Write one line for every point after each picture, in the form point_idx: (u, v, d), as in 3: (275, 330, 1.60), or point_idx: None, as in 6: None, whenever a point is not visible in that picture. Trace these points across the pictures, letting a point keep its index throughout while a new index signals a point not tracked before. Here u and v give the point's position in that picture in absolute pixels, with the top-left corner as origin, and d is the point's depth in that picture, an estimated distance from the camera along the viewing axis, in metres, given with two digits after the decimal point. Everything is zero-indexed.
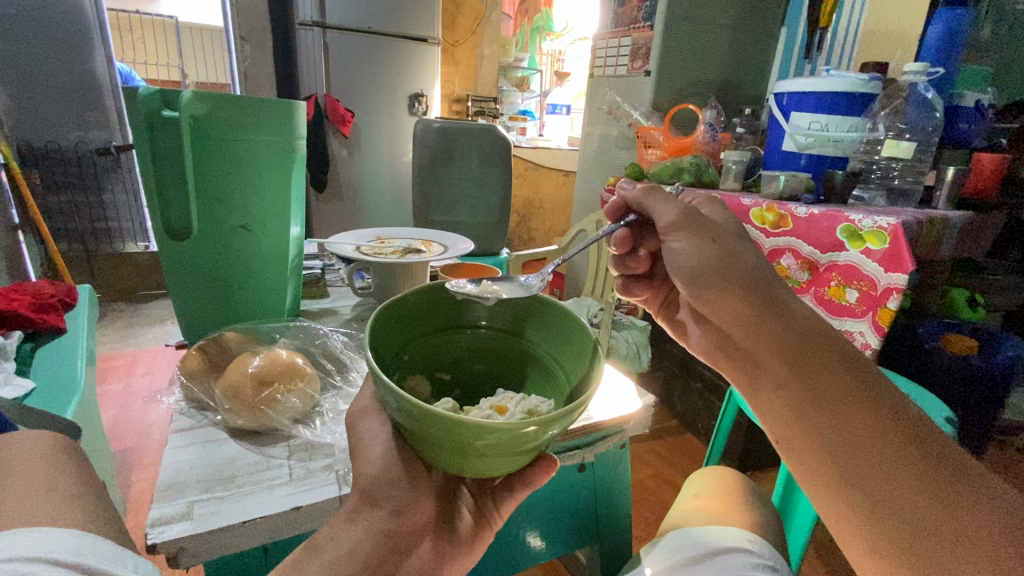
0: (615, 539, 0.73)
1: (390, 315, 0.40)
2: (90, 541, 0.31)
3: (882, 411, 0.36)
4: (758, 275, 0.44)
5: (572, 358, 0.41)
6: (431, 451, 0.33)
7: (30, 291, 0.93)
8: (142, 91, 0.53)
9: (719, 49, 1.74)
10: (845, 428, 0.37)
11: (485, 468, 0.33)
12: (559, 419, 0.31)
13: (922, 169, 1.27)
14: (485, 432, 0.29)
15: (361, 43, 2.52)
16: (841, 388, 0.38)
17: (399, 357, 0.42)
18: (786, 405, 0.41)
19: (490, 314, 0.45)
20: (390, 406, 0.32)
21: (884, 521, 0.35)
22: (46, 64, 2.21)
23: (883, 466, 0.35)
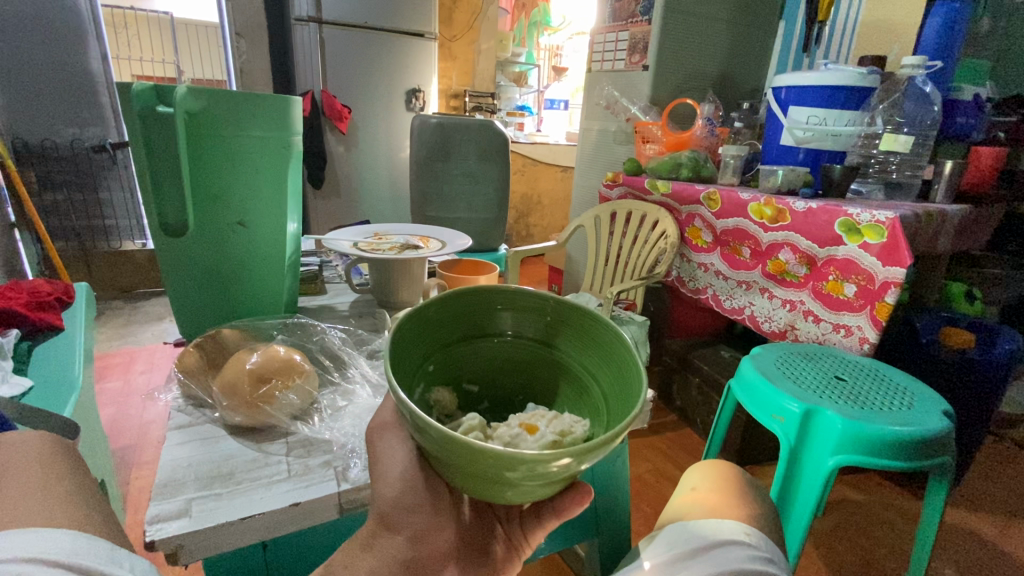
0: (614, 533, 0.74)
1: (413, 324, 0.38)
2: (86, 541, 0.31)
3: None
4: None
5: (609, 375, 0.38)
6: (459, 478, 0.31)
7: (26, 290, 0.92)
8: (137, 86, 0.53)
9: (717, 43, 1.73)
10: None
11: (519, 494, 0.31)
12: (597, 448, 0.28)
13: (920, 164, 1.29)
14: (518, 459, 0.27)
15: (357, 38, 2.51)
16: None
17: (424, 367, 0.40)
18: None
19: (518, 323, 0.43)
20: (410, 427, 0.31)
21: None
22: (42, 62, 2.20)
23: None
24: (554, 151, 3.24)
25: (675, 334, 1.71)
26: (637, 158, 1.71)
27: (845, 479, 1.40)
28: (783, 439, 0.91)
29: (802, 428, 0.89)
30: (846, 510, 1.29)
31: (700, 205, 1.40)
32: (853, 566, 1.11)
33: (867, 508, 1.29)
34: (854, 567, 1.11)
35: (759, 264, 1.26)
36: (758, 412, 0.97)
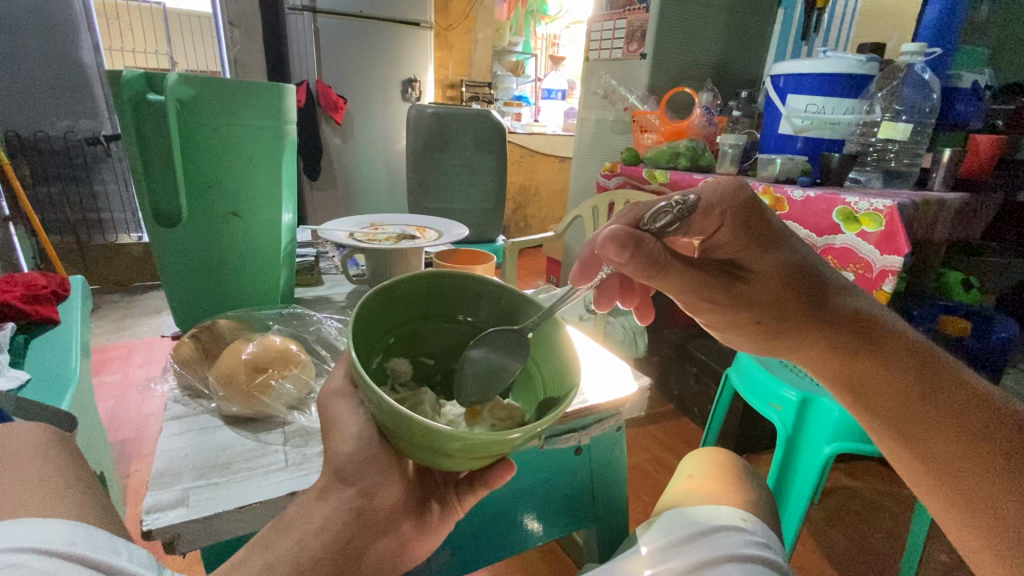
0: (611, 521, 0.74)
1: (376, 301, 0.40)
2: (84, 531, 0.32)
3: (937, 382, 0.45)
4: (807, 284, 0.52)
5: (552, 374, 0.40)
6: (405, 447, 0.34)
7: (21, 283, 0.92)
8: (126, 74, 0.52)
9: (715, 31, 1.72)
10: (911, 410, 0.45)
11: (456, 464, 0.34)
12: (525, 435, 0.31)
13: (919, 151, 1.28)
14: (452, 438, 0.30)
15: (351, 28, 2.48)
16: (891, 374, 0.47)
17: (383, 339, 0.42)
18: (866, 393, 0.48)
19: (479, 312, 0.44)
20: (369, 399, 0.33)
21: (958, 477, 0.42)
22: (33, 54, 2.18)
23: (953, 435, 0.43)
24: (552, 141, 3.22)
25: (673, 324, 1.71)
26: (636, 147, 1.69)
27: (842, 466, 1.41)
28: (780, 426, 0.92)
29: (800, 416, 0.89)
30: (841, 497, 1.30)
31: None
32: (849, 552, 1.13)
33: (863, 495, 1.30)
34: (850, 553, 1.13)
35: None
36: (754, 399, 0.98)
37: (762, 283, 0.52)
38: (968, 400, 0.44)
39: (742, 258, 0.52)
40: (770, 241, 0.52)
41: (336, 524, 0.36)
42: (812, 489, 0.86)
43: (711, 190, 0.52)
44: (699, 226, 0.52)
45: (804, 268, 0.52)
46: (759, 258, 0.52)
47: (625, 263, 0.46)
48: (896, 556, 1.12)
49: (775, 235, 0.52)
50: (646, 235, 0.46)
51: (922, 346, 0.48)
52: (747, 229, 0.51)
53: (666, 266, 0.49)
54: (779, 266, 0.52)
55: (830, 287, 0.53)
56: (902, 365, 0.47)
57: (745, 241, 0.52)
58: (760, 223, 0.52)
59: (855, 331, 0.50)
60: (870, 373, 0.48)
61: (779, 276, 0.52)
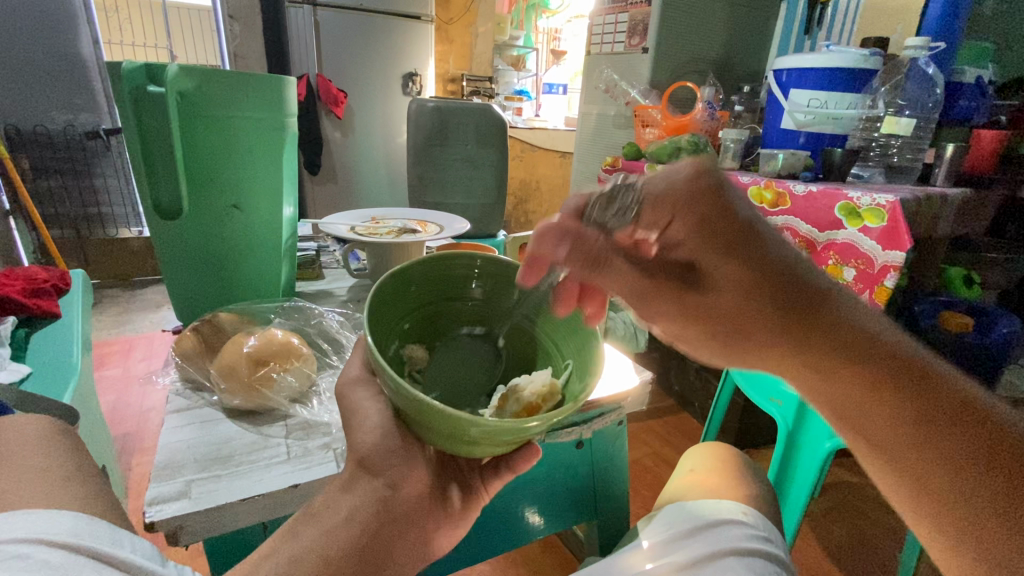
0: (613, 514, 0.74)
1: (389, 286, 0.39)
2: (88, 523, 0.32)
3: (944, 415, 0.34)
4: (754, 270, 0.38)
5: (572, 354, 0.41)
6: (426, 434, 0.34)
7: (22, 276, 0.91)
8: (126, 66, 0.52)
9: (718, 25, 1.71)
10: (893, 431, 0.35)
11: (481, 451, 0.34)
12: (550, 418, 0.31)
13: (921, 146, 1.27)
14: (478, 425, 0.30)
15: (352, 21, 2.47)
16: (882, 405, 0.35)
17: (400, 325, 0.42)
18: (840, 406, 0.37)
19: (495, 297, 0.45)
20: (387, 389, 0.33)
21: (952, 510, 0.34)
22: (33, 47, 2.17)
23: (954, 481, 0.33)
24: (553, 135, 3.21)
25: None
26: (637, 142, 1.68)
27: (842, 461, 1.41)
28: (781, 422, 0.92)
29: (800, 411, 0.90)
30: (842, 491, 1.30)
31: None
32: (849, 547, 1.13)
33: (863, 490, 1.31)
34: (850, 548, 1.13)
35: None
36: (755, 394, 0.98)
37: (716, 298, 0.40)
38: (980, 434, 0.33)
39: (696, 264, 0.40)
40: (737, 239, 0.38)
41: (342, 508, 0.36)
42: (813, 483, 0.86)
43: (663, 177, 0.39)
44: (651, 218, 0.40)
45: (772, 268, 0.38)
46: (723, 268, 0.39)
47: (564, 257, 0.41)
48: (895, 551, 1.12)
49: (735, 226, 0.38)
50: (588, 229, 0.41)
51: (920, 356, 0.36)
52: (706, 226, 0.38)
53: (611, 264, 0.42)
54: (742, 278, 0.38)
55: (805, 289, 0.38)
56: (895, 386, 0.35)
57: (701, 240, 0.38)
58: (719, 217, 0.38)
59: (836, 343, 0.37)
60: (852, 398, 0.36)
61: (744, 285, 0.38)
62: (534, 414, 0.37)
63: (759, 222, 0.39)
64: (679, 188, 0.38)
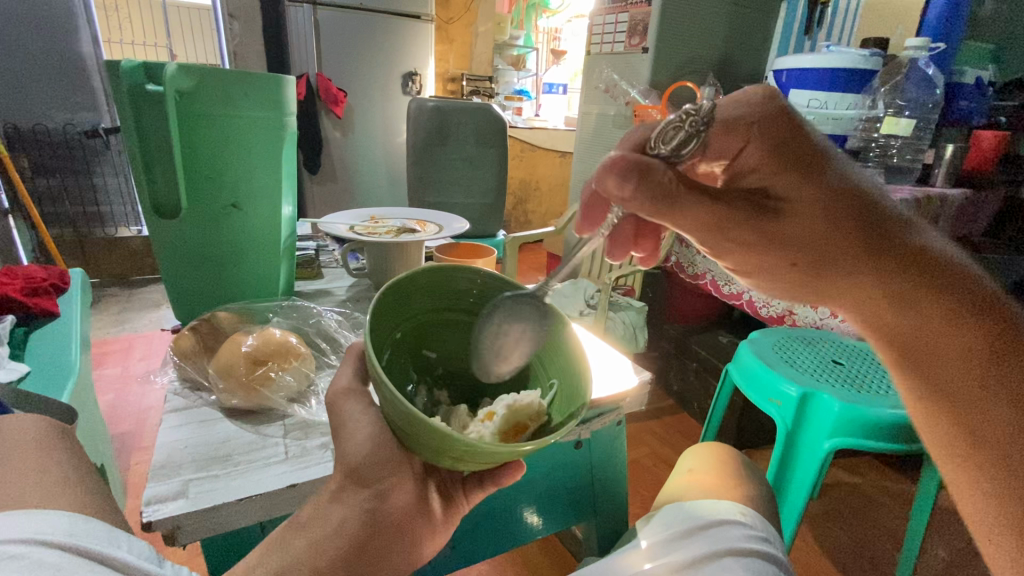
0: (611, 515, 0.74)
1: (386, 298, 0.39)
2: (84, 522, 0.31)
3: (996, 339, 0.41)
4: (844, 193, 0.45)
5: (560, 370, 0.41)
6: (416, 447, 0.35)
7: (21, 275, 0.91)
8: (125, 64, 0.52)
9: (718, 25, 1.71)
10: (933, 343, 0.43)
11: (467, 466, 0.35)
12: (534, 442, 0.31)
13: (921, 147, 1.29)
14: (470, 445, 0.30)
15: (351, 20, 2.47)
16: (948, 324, 0.42)
17: (393, 333, 0.42)
18: (895, 318, 0.45)
19: (489, 307, 0.45)
20: (382, 396, 0.33)
21: (976, 416, 0.42)
22: (32, 46, 2.17)
23: (992, 396, 0.41)
24: (553, 135, 3.21)
25: (673, 320, 1.71)
26: None
27: (841, 462, 1.41)
28: (780, 422, 0.92)
29: (799, 411, 0.89)
30: (841, 492, 1.30)
31: None
32: (847, 548, 1.13)
33: (861, 490, 1.31)
34: (848, 548, 1.13)
35: None
36: (754, 394, 0.98)
37: (791, 231, 0.46)
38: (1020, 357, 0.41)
39: (770, 188, 0.46)
40: (811, 164, 0.45)
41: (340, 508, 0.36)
42: (812, 484, 0.86)
43: (737, 104, 0.47)
44: (719, 146, 0.48)
45: (862, 195, 0.45)
46: (794, 190, 0.45)
47: (628, 197, 0.42)
48: (893, 552, 1.12)
49: (816, 157, 0.45)
50: (655, 162, 0.42)
51: (986, 287, 0.44)
52: (789, 159, 0.45)
53: (686, 199, 0.43)
54: (825, 202, 0.44)
55: (889, 217, 0.46)
56: (962, 311, 0.42)
57: (774, 164, 0.45)
58: (792, 142, 0.45)
59: (913, 268, 0.44)
60: (922, 319, 0.43)
61: (821, 206, 0.44)
62: (521, 436, 0.37)
63: (838, 157, 0.47)
64: (753, 111, 0.46)
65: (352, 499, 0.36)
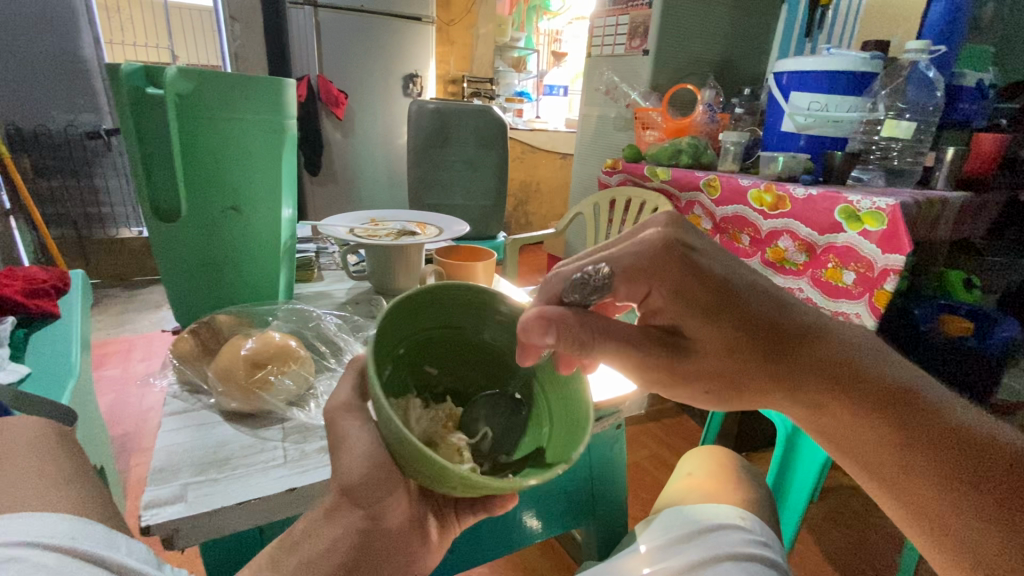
0: (611, 518, 0.74)
1: (398, 306, 0.39)
2: (82, 525, 0.31)
3: (921, 430, 0.41)
4: (750, 318, 0.45)
5: (558, 415, 0.40)
6: (412, 473, 0.34)
7: (22, 276, 0.91)
8: (126, 68, 0.52)
9: (719, 28, 1.71)
10: (870, 446, 0.43)
11: (464, 493, 0.34)
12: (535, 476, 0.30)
13: (921, 149, 1.27)
14: (470, 479, 0.30)
15: (352, 22, 2.47)
16: (865, 425, 0.43)
17: (395, 348, 0.41)
18: (822, 430, 0.46)
19: (498, 333, 0.44)
20: (376, 407, 0.33)
21: (942, 520, 0.40)
22: (34, 47, 2.18)
23: (953, 497, 0.39)
24: (554, 137, 3.22)
25: None
26: (637, 144, 1.69)
27: (841, 465, 1.41)
28: (781, 426, 0.91)
29: None
30: (841, 495, 1.30)
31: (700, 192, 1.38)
32: (848, 552, 1.13)
33: (862, 494, 1.30)
34: (849, 553, 1.13)
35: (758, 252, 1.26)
36: None
37: (704, 360, 0.46)
38: (955, 451, 0.40)
39: (679, 329, 0.46)
40: (716, 306, 0.44)
41: (342, 507, 0.36)
42: (812, 489, 0.86)
43: (633, 250, 0.46)
44: (628, 291, 0.46)
45: (762, 325, 0.45)
46: (702, 330, 0.45)
47: (578, 286, 0.48)
48: (894, 554, 1.12)
49: (723, 297, 0.45)
50: (597, 260, 0.48)
51: (902, 383, 0.43)
52: (679, 296, 0.45)
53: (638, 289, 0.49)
54: (731, 341, 0.45)
55: (799, 334, 0.46)
56: (885, 413, 0.42)
57: (680, 308, 0.45)
58: (693, 285, 0.44)
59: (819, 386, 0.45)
60: (852, 430, 0.44)
61: (726, 346, 0.45)
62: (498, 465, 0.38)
63: (741, 282, 0.46)
64: (646, 260, 0.45)
65: (351, 497, 0.36)
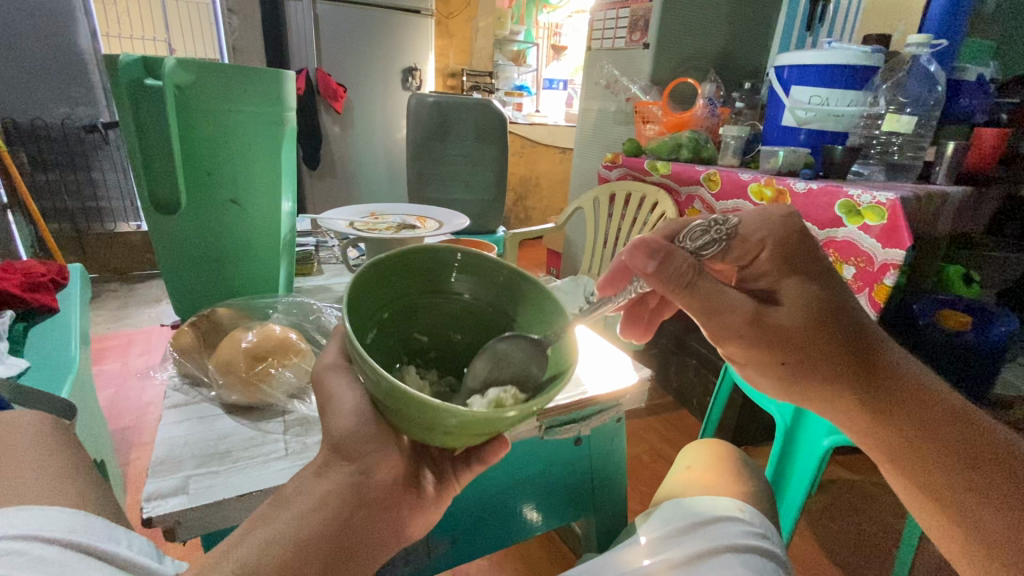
0: (611, 510, 0.74)
1: (369, 275, 0.39)
2: (84, 518, 0.32)
3: (985, 462, 0.44)
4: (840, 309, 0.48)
5: (545, 361, 0.40)
6: (401, 423, 0.34)
7: (20, 270, 0.91)
8: (123, 59, 0.51)
9: (720, 21, 1.70)
10: (927, 459, 0.45)
11: (452, 441, 0.34)
12: (529, 407, 0.31)
13: (922, 144, 1.26)
14: (456, 416, 0.30)
15: (351, 15, 2.46)
16: (935, 450, 0.45)
17: (377, 314, 0.42)
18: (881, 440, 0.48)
19: (473, 288, 0.44)
20: (366, 378, 0.33)
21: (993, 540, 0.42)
22: (29, 39, 2.16)
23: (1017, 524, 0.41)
24: (553, 131, 3.21)
25: None
26: (637, 138, 1.69)
27: (838, 458, 1.42)
28: (779, 419, 0.91)
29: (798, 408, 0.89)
30: (839, 489, 1.31)
31: (700, 186, 1.37)
32: (844, 545, 1.13)
33: (858, 486, 1.32)
34: (845, 545, 1.13)
35: None
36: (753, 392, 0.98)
37: (791, 328, 0.47)
38: (996, 462, 0.43)
39: (777, 292, 0.49)
40: (816, 278, 0.49)
41: (341, 494, 0.36)
42: (808, 484, 0.86)
43: (756, 218, 0.52)
44: (739, 250, 0.51)
45: (851, 319, 0.48)
46: (791, 289, 0.48)
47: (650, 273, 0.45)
48: (893, 548, 1.13)
49: (820, 276, 0.50)
50: (678, 250, 0.46)
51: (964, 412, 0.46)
52: (788, 260, 0.50)
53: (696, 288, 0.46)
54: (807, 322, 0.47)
55: (870, 337, 0.49)
56: (941, 433, 0.45)
57: (786, 268, 0.49)
58: (804, 256, 0.50)
59: (888, 394, 0.47)
60: (906, 442, 0.46)
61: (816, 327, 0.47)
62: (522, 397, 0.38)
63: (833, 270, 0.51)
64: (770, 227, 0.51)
65: (352, 487, 0.36)
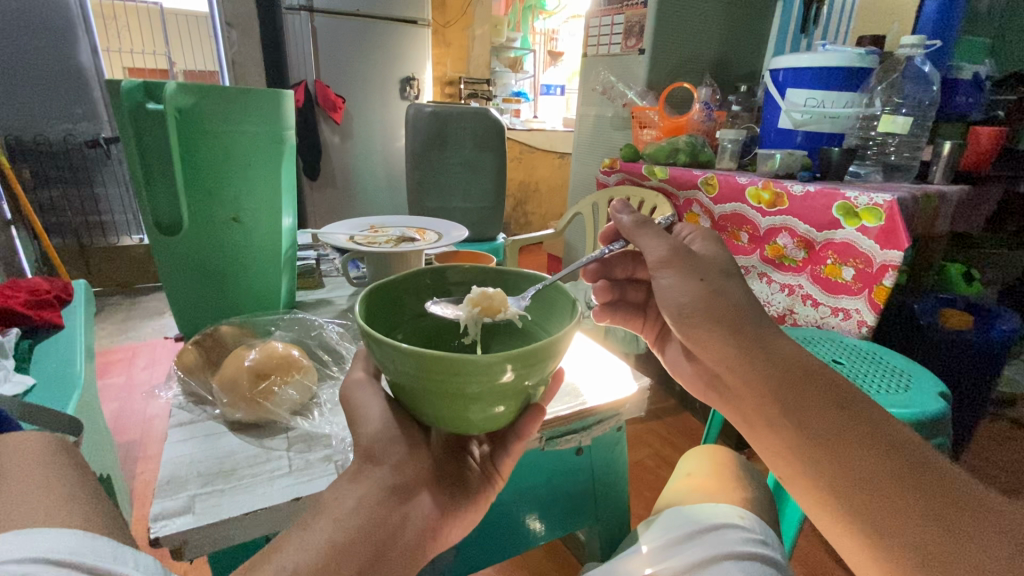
0: (613, 519, 0.75)
1: (377, 293, 0.40)
2: (90, 541, 0.32)
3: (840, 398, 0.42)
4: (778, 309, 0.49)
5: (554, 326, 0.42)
6: (427, 403, 0.35)
7: (25, 288, 0.92)
8: (125, 84, 0.52)
9: (714, 26, 1.71)
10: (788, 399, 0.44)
11: (480, 411, 0.35)
12: (544, 351, 0.33)
13: (919, 144, 1.26)
14: (485, 364, 0.31)
15: (348, 27, 2.48)
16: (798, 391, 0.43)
17: (393, 333, 0.42)
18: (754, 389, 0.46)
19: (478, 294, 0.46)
20: (394, 366, 0.34)
21: (855, 470, 0.39)
22: (32, 57, 2.18)
23: (868, 449, 0.39)
24: (552, 137, 3.22)
25: None
26: (636, 143, 1.68)
27: None
28: None
29: None
30: None
31: (698, 190, 1.37)
32: None
33: None
34: None
35: (758, 249, 1.25)
36: None
37: (705, 261, 0.49)
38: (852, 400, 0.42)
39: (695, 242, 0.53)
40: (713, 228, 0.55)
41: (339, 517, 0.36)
42: None
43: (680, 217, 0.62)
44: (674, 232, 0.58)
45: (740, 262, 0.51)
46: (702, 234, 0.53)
47: None
48: None
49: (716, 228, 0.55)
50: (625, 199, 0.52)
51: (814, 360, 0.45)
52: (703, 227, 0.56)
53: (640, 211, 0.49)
54: (711, 282, 0.48)
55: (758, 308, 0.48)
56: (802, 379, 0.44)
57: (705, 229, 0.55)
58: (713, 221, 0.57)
59: (764, 351, 0.45)
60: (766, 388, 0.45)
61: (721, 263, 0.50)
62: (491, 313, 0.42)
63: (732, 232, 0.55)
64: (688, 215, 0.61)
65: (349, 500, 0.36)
